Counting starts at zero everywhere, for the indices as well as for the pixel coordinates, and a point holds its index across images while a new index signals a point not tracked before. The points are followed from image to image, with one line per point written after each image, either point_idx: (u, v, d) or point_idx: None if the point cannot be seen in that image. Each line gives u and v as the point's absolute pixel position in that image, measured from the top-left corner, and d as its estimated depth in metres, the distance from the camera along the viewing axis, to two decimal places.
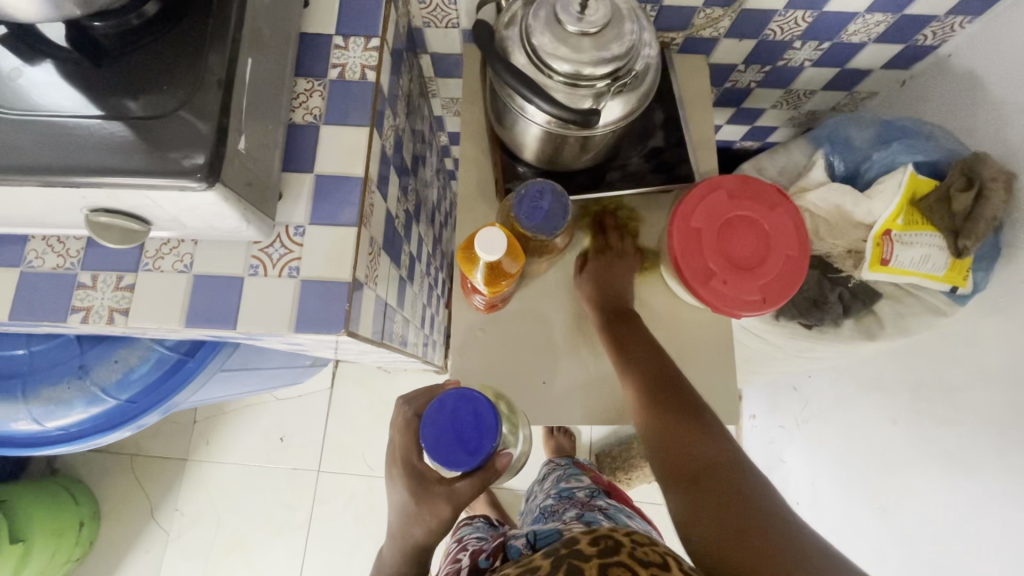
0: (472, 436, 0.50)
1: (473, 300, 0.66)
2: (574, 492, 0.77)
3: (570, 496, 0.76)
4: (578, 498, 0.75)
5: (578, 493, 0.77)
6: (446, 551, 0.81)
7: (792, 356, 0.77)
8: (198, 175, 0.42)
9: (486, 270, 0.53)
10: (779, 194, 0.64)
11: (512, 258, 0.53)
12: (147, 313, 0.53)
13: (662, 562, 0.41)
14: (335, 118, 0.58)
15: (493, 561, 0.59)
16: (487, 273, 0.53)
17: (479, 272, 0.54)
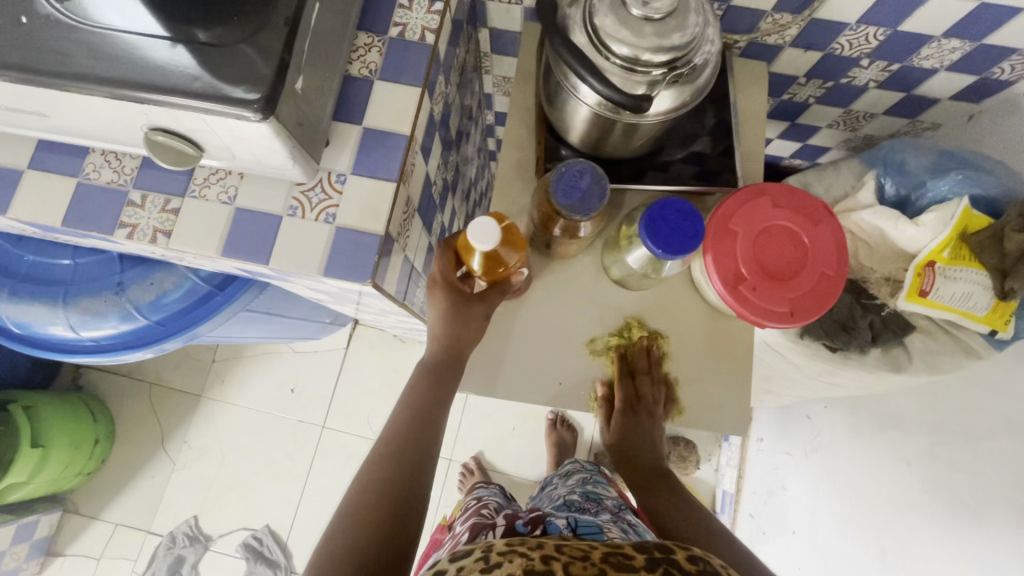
0: (692, 228, 0.54)
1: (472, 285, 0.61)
2: (602, 498, 0.77)
3: (598, 500, 0.75)
4: (606, 505, 0.74)
5: (606, 501, 0.76)
6: (463, 505, 0.88)
7: (812, 379, 0.75)
8: (255, 106, 0.43)
9: (481, 259, 0.54)
10: (824, 210, 0.62)
11: (506, 250, 0.53)
12: (187, 238, 0.55)
13: None
14: (390, 76, 0.59)
15: (532, 531, 0.58)
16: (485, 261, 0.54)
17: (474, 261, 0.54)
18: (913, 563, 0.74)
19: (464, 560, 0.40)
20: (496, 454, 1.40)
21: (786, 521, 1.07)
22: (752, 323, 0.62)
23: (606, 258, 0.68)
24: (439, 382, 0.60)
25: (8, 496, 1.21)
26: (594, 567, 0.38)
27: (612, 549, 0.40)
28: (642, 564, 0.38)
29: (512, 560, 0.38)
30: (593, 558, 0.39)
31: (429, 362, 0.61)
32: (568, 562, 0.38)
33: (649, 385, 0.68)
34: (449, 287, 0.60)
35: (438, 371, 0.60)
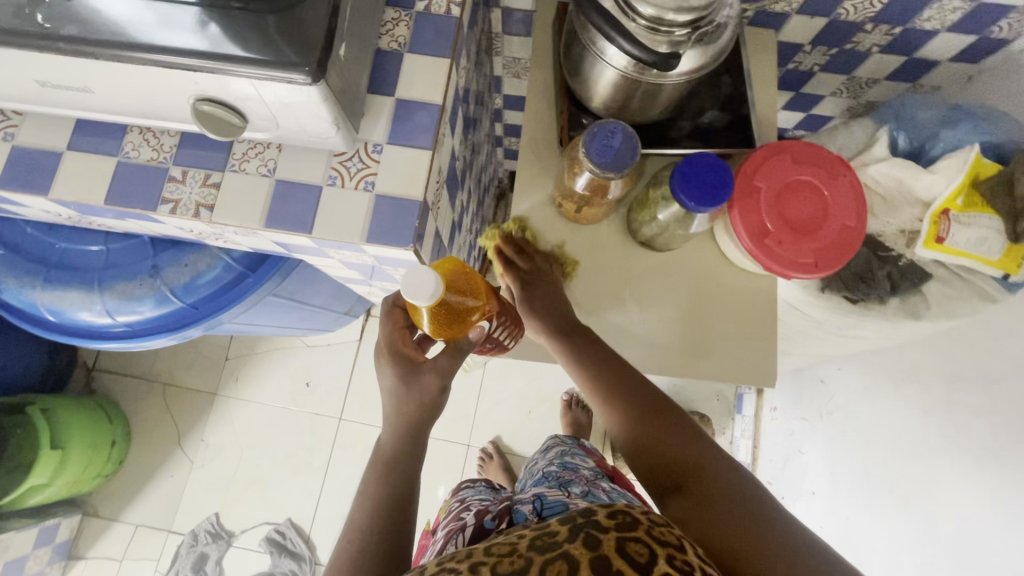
0: (721, 182, 0.56)
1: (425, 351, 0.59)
2: (578, 468, 0.77)
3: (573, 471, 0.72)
4: (582, 474, 0.75)
5: (582, 471, 0.76)
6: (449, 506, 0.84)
7: (832, 334, 0.78)
8: (305, 69, 0.44)
9: (435, 316, 0.54)
10: (842, 164, 0.65)
11: (450, 294, 0.55)
12: (230, 211, 0.56)
13: (679, 544, 0.37)
14: (419, 48, 0.61)
15: (498, 524, 0.60)
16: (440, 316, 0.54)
17: (429, 322, 0.55)
18: (936, 507, 0.77)
19: None
20: (514, 438, 1.41)
21: (805, 483, 1.09)
22: (778, 275, 0.64)
23: (632, 221, 0.70)
24: (397, 466, 0.53)
25: (28, 500, 1.20)
26: (521, 560, 0.35)
27: (538, 534, 0.38)
28: (565, 538, 0.36)
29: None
30: (520, 550, 0.37)
31: (385, 448, 0.54)
32: (495, 563, 0.36)
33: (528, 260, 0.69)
34: (397, 358, 0.55)
35: (396, 457, 0.53)
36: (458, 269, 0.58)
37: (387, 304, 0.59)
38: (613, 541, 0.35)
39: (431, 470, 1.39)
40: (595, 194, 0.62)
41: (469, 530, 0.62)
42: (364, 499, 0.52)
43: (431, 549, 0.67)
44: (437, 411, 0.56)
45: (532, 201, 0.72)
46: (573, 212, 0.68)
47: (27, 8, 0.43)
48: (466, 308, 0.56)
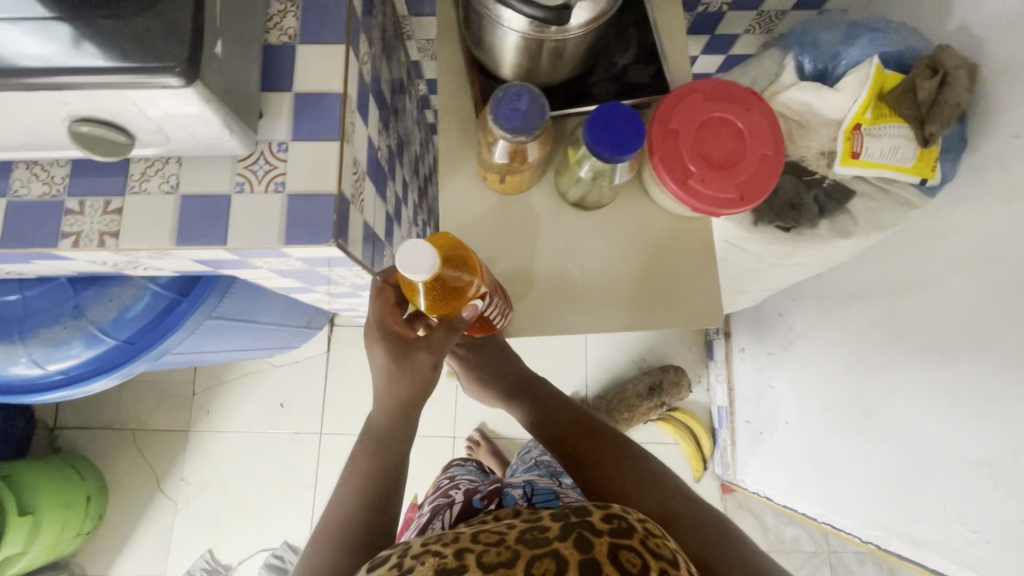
0: (633, 129, 0.56)
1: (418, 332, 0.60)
2: None
3: (565, 458, 0.80)
4: None
5: None
6: (440, 484, 0.90)
7: (773, 265, 0.79)
8: (176, 70, 0.42)
9: (430, 289, 0.53)
10: (753, 95, 0.65)
11: (445, 268, 0.53)
12: (137, 235, 0.54)
13: (673, 559, 0.39)
14: (311, 38, 0.59)
15: (487, 504, 0.62)
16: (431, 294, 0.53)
17: (424, 297, 0.54)
18: (894, 412, 0.80)
19: (380, 567, 0.40)
20: (497, 422, 1.41)
21: (779, 415, 1.12)
22: (708, 214, 0.65)
23: (559, 185, 0.69)
24: (386, 444, 0.59)
25: (6, 572, 1.16)
26: (508, 550, 0.38)
27: (529, 527, 0.40)
28: (556, 534, 0.38)
29: (423, 562, 0.38)
30: (509, 540, 0.39)
31: (378, 426, 0.59)
32: (482, 551, 0.38)
33: (568, 309, 0.70)
34: (386, 338, 0.59)
35: (389, 435, 0.59)
36: (454, 243, 0.55)
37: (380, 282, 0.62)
38: (605, 546, 0.37)
39: (420, 468, 1.39)
40: (517, 163, 0.62)
41: (457, 505, 0.65)
42: (356, 473, 0.57)
43: (419, 523, 0.70)
44: (431, 387, 0.61)
45: (458, 181, 0.71)
46: (499, 183, 0.67)
47: None
48: (461, 283, 0.54)
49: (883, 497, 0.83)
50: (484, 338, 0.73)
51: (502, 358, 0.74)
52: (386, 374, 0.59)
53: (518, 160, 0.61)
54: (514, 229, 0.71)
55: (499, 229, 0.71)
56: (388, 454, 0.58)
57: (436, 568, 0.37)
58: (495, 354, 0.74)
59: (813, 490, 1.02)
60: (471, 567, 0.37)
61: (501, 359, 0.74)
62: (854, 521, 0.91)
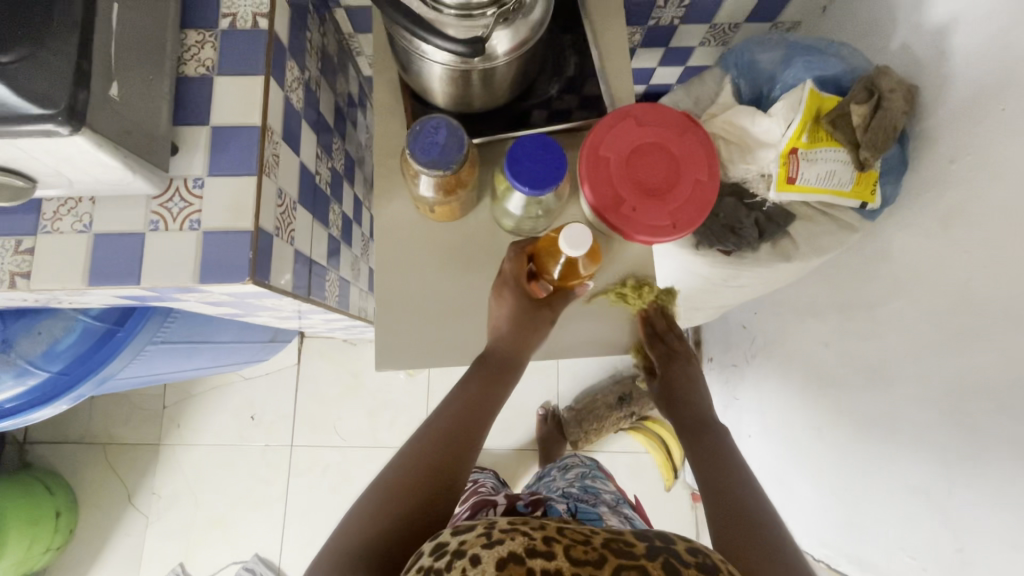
0: (553, 160, 0.55)
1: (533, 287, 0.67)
2: (600, 493, 0.87)
3: (598, 494, 0.85)
4: (606, 499, 0.85)
5: (606, 495, 0.86)
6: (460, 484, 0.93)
7: (721, 286, 0.79)
8: (59, 119, 0.41)
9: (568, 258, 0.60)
10: (688, 119, 0.64)
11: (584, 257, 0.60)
12: (49, 276, 0.53)
13: None
14: (229, 69, 0.58)
15: (533, 509, 0.68)
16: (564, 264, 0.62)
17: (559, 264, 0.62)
18: (845, 433, 0.79)
19: (465, 534, 0.41)
20: None
21: (743, 428, 1.11)
22: (642, 242, 0.64)
23: (493, 210, 0.68)
24: (495, 379, 0.64)
25: None
26: (596, 552, 0.38)
27: (614, 537, 0.41)
28: (643, 552, 0.39)
29: (512, 538, 0.39)
30: (595, 543, 0.40)
31: (491, 359, 0.65)
32: (569, 545, 0.39)
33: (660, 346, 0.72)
34: (518, 291, 0.65)
35: (496, 369, 0.65)
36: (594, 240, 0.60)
37: (514, 250, 0.65)
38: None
39: None
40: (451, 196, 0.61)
41: (499, 506, 0.69)
42: (461, 392, 0.63)
43: (452, 521, 0.72)
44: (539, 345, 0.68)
45: (396, 206, 0.70)
46: (430, 212, 0.67)
47: None
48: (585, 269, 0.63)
49: (836, 516, 0.82)
50: (667, 347, 0.72)
51: (680, 372, 0.72)
52: (508, 316, 0.65)
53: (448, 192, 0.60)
54: (450, 256, 0.70)
55: (436, 256, 0.70)
56: (491, 388, 0.64)
57: (526, 549, 0.38)
58: (677, 364, 0.73)
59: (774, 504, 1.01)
60: (560, 558, 0.38)
61: (678, 374, 0.72)
62: (810, 538, 0.90)
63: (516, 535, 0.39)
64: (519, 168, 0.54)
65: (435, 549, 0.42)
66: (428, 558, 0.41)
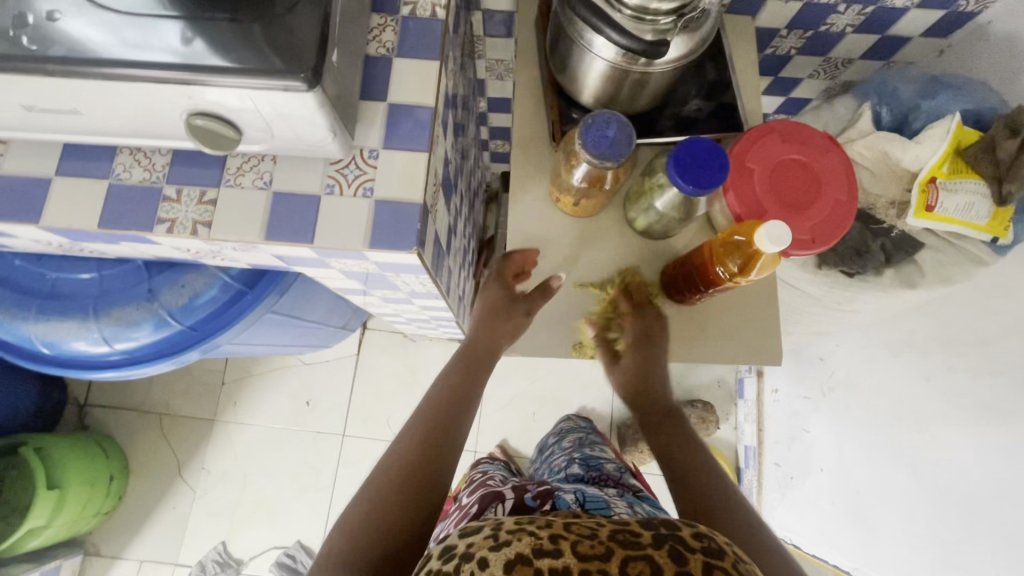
0: (717, 165, 0.56)
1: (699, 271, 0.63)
2: (603, 465, 0.85)
3: (600, 467, 0.84)
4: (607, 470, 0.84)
5: (606, 467, 0.85)
6: (470, 478, 0.94)
7: (831, 309, 0.79)
8: (301, 75, 0.44)
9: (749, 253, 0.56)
10: (829, 141, 0.66)
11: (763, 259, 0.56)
12: (230, 227, 0.56)
13: None
14: (407, 52, 0.61)
15: (540, 504, 0.64)
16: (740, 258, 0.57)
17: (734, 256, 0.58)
18: (947, 471, 0.78)
19: (471, 538, 0.38)
20: (520, 440, 1.40)
21: (813, 461, 1.10)
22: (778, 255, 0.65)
23: (629, 213, 0.70)
24: (473, 368, 0.72)
25: (27, 544, 1.17)
26: (602, 547, 0.34)
27: (620, 526, 0.37)
28: (650, 542, 0.35)
29: (518, 539, 0.36)
30: (602, 536, 0.36)
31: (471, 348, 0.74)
32: (575, 541, 0.35)
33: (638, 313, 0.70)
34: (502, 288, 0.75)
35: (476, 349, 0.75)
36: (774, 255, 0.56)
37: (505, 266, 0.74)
38: (701, 564, 0.34)
39: None
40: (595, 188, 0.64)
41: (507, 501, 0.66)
42: (441, 385, 0.69)
43: (462, 512, 0.70)
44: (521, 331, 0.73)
45: (529, 199, 0.73)
46: (570, 207, 0.69)
47: (11, 32, 0.43)
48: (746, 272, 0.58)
49: (932, 557, 0.81)
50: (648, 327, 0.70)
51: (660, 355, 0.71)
52: (491, 304, 0.76)
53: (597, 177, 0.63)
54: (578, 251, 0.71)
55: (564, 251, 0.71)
56: (472, 372, 0.72)
57: (533, 550, 0.35)
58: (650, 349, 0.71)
59: (849, 540, 1.00)
60: (567, 556, 0.34)
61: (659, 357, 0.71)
62: None
63: (522, 535, 0.35)
64: (687, 165, 0.56)
65: (443, 553, 0.38)
66: (434, 563, 0.38)
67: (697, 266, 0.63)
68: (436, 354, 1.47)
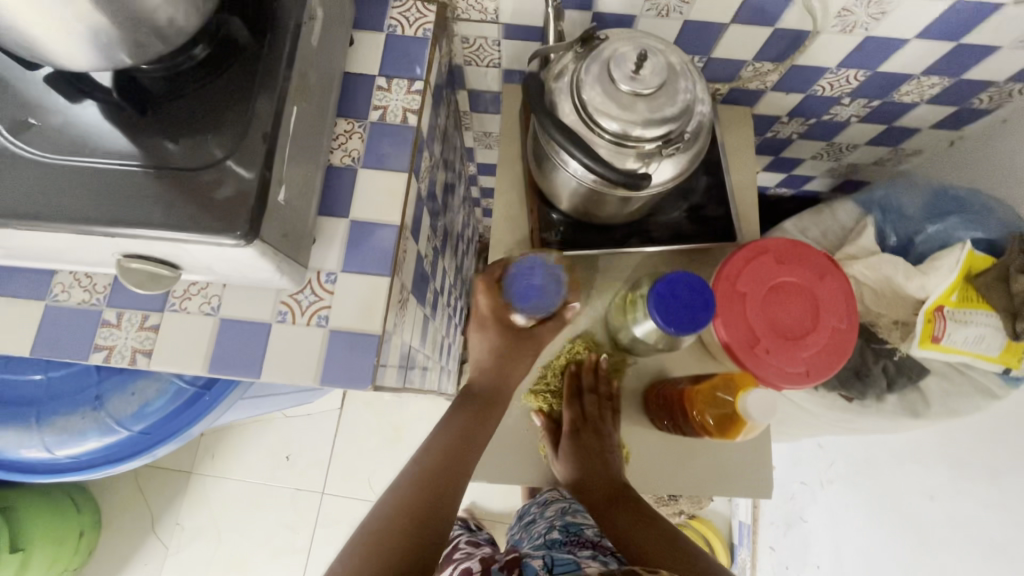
0: (702, 302, 0.52)
1: (677, 408, 0.59)
2: (584, 530, 0.62)
3: (581, 532, 0.61)
4: (589, 536, 0.60)
5: (589, 532, 0.61)
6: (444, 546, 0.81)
7: (829, 425, 0.74)
8: (238, 232, 0.40)
9: (730, 415, 0.54)
10: (829, 261, 0.61)
11: (743, 427, 0.54)
12: (171, 358, 0.52)
13: None
14: (374, 162, 0.57)
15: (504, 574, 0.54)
16: (719, 415, 0.55)
17: (715, 411, 0.56)
18: None
19: None
20: (504, 506, 1.34)
21: (810, 555, 1.04)
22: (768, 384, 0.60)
23: (611, 325, 0.67)
24: (480, 410, 0.62)
25: None
26: None
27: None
28: None
29: None
30: None
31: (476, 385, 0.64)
32: None
33: (596, 404, 0.66)
34: (499, 324, 0.66)
35: (480, 387, 0.64)
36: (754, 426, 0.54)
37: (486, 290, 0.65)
38: None
39: None
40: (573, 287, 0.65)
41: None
42: (439, 432, 0.60)
43: None
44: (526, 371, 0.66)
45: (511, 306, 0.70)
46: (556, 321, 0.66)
47: None
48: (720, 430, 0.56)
49: None
50: (591, 410, 0.66)
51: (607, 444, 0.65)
52: (494, 348, 0.66)
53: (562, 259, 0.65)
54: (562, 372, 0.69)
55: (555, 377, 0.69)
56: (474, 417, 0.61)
57: None
58: (597, 435, 0.65)
59: None
60: None
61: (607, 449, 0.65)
62: None
63: None
64: (669, 304, 0.52)
65: None
66: None
67: (676, 401, 0.60)
68: (421, 410, 1.42)
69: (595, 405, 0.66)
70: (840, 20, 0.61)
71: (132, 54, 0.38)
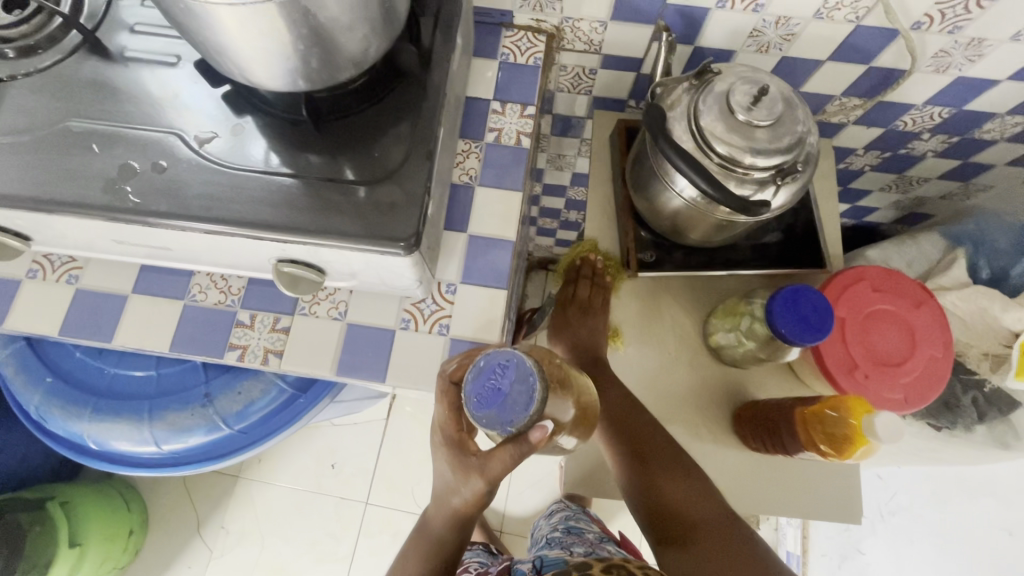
0: (819, 322, 0.54)
1: (782, 422, 0.61)
2: (584, 532, 0.86)
3: (581, 533, 0.86)
4: (587, 537, 0.84)
5: (588, 534, 0.85)
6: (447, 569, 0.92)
7: (908, 455, 0.74)
8: (402, 243, 0.42)
9: (843, 434, 0.56)
10: (923, 291, 0.62)
11: (855, 448, 0.55)
12: (301, 358, 0.54)
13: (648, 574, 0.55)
14: (490, 180, 0.60)
15: None
16: (830, 432, 0.57)
17: (828, 426, 0.57)
18: None
19: None
20: None
21: None
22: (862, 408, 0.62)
23: (707, 326, 0.70)
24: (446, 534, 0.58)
25: None
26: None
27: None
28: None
29: None
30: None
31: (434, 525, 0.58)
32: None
33: (589, 289, 0.74)
34: (449, 449, 0.51)
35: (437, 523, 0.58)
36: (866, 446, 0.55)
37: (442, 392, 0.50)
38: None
39: None
40: (573, 426, 0.51)
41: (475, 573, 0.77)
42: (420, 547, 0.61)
43: None
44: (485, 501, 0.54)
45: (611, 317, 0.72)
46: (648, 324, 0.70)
47: (116, 182, 0.42)
48: (829, 446, 0.57)
49: None
50: (587, 295, 0.74)
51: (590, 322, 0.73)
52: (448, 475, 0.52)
53: (569, 391, 0.49)
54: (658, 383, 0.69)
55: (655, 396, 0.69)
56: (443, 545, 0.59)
57: None
58: (586, 313, 0.74)
59: None
60: None
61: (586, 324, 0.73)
62: None
63: None
64: (792, 314, 0.55)
65: None
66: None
67: (781, 415, 0.61)
68: None
69: (586, 291, 0.74)
70: (935, 60, 0.63)
71: (322, 78, 0.41)
